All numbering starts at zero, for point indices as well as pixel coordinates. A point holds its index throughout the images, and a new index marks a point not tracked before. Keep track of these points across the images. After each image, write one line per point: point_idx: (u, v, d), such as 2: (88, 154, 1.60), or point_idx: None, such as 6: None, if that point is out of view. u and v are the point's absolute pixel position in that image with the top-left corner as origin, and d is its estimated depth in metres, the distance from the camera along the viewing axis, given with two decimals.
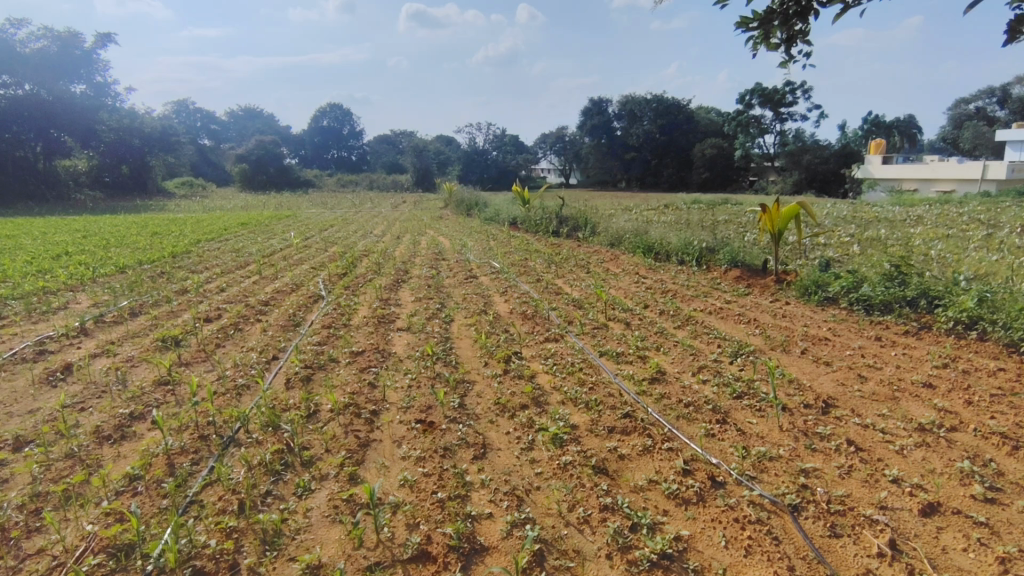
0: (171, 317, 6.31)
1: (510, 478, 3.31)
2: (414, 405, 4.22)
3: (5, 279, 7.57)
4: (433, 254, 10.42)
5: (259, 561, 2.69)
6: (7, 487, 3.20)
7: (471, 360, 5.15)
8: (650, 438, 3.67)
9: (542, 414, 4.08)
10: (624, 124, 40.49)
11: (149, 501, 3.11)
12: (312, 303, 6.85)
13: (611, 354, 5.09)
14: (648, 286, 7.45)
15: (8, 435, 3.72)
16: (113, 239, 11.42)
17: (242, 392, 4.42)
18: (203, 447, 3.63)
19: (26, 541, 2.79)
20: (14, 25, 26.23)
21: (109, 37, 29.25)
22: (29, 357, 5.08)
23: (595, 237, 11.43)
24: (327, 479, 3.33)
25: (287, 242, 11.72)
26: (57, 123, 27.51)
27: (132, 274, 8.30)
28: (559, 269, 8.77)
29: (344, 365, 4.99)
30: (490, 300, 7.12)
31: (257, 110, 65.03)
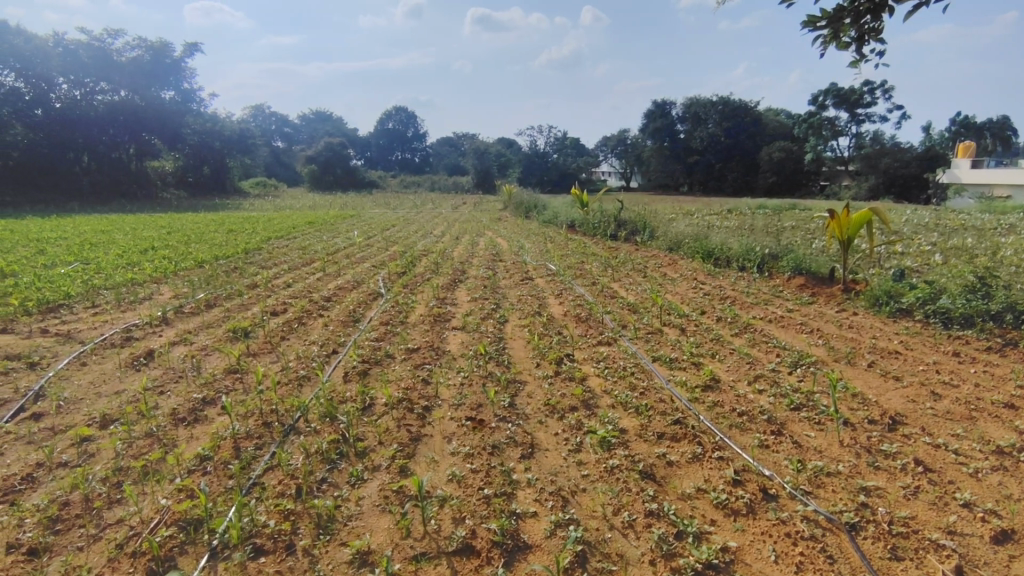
0: (242, 310, 6.69)
1: (556, 479, 3.33)
2: (465, 403, 4.31)
3: (100, 270, 8.24)
4: (490, 255, 10.55)
5: (313, 543, 2.83)
6: (94, 460, 3.50)
7: (523, 360, 5.20)
8: (700, 446, 3.61)
9: (592, 417, 4.07)
10: (688, 127, 39.66)
11: (217, 480, 3.32)
12: (372, 300, 7.08)
13: (664, 360, 5.01)
14: (706, 292, 7.28)
15: (97, 413, 4.07)
16: (193, 236, 12.18)
17: (303, 383, 4.65)
18: (266, 433, 3.85)
19: (107, 511, 3.04)
20: (112, 35, 28.41)
21: (196, 46, 31.22)
22: (118, 342, 5.52)
23: (653, 241, 11.24)
24: (379, 470, 3.46)
25: (351, 240, 12.13)
26: (148, 127, 29.61)
27: (208, 268, 8.85)
28: (614, 273, 8.70)
29: (400, 360, 5.14)
30: (545, 301, 7.15)
31: (327, 114, 67.84)
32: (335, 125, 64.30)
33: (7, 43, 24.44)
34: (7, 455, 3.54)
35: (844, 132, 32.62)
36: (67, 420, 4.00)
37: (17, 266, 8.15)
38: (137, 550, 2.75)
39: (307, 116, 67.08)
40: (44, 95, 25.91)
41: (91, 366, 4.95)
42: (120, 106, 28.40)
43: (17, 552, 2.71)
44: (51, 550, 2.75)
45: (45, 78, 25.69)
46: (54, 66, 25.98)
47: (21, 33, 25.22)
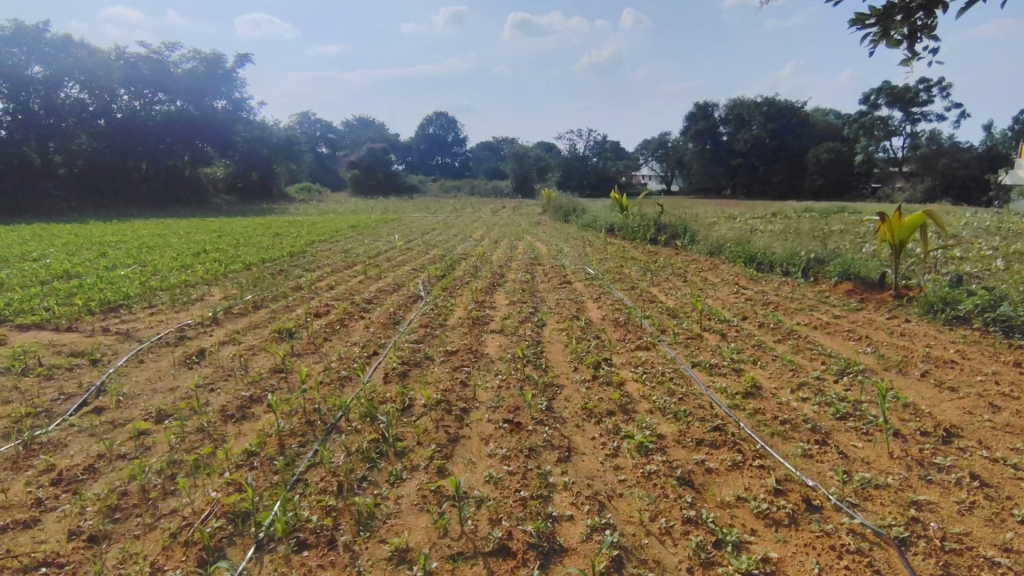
0: (287, 311, 6.91)
1: (593, 483, 3.33)
2: (503, 405, 4.35)
3: (156, 272, 8.64)
4: (528, 259, 10.58)
5: (353, 539, 2.91)
6: (149, 453, 3.68)
7: (560, 363, 5.20)
8: (740, 453, 3.54)
9: (629, 421, 4.05)
10: (731, 129, 38.96)
11: (263, 475, 3.45)
12: (411, 303, 7.21)
13: (704, 365, 4.93)
14: (748, 297, 7.13)
15: (153, 408, 4.27)
16: (242, 239, 12.63)
17: (344, 383, 4.77)
18: (309, 431, 3.97)
19: (162, 502, 3.19)
20: (169, 48, 29.77)
21: (247, 57, 32.38)
22: (172, 341, 5.78)
23: (694, 246, 11.06)
24: (417, 470, 3.52)
25: (391, 244, 12.34)
26: (201, 135, 30.87)
27: (256, 271, 9.17)
28: (654, 277, 8.60)
29: (439, 362, 5.22)
30: (583, 305, 7.13)
31: (370, 120, 69.50)
32: (377, 130, 65.70)
33: (74, 58, 26.05)
34: (72, 446, 3.75)
35: (898, 132, 31.35)
36: (125, 414, 4.22)
37: (81, 268, 8.61)
38: (189, 540, 2.88)
39: (350, 123, 68.59)
40: (106, 106, 27.31)
41: (148, 364, 5.20)
42: (176, 116, 29.68)
43: (79, 539, 2.87)
44: (110, 537, 2.90)
45: (107, 90, 27.06)
46: (115, 78, 27.37)
47: (86, 47, 26.85)
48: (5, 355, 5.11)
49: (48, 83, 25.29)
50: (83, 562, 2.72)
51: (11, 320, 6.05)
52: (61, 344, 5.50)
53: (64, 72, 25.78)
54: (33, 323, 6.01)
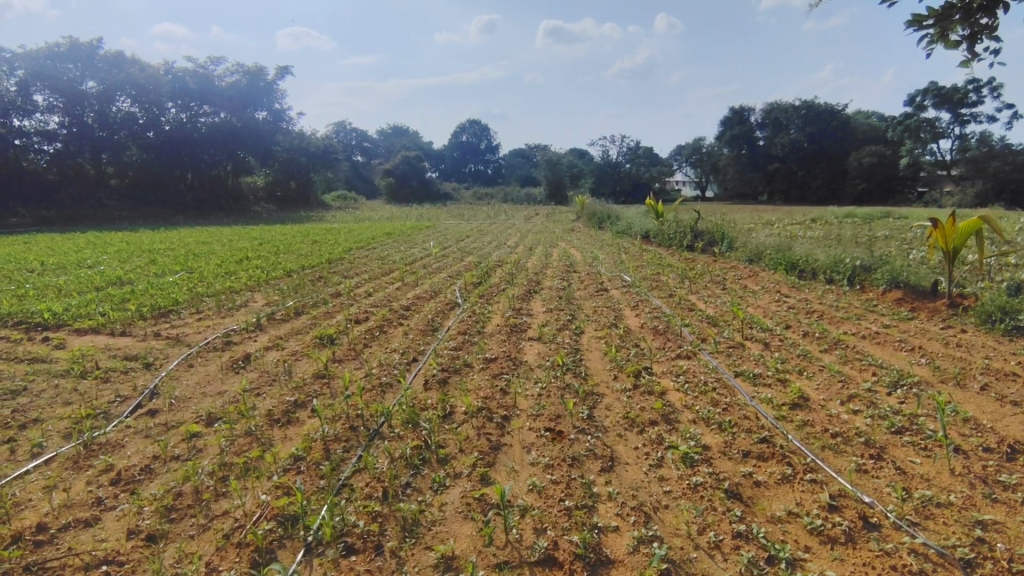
0: (328, 317, 7.05)
1: (637, 494, 3.29)
2: (544, 413, 4.33)
3: (202, 279, 8.89)
4: (564, 266, 10.57)
5: (400, 545, 2.93)
6: (201, 455, 3.79)
7: (600, 372, 5.17)
8: (790, 467, 3.45)
9: (672, 432, 3.99)
10: (768, 133, 38.61)
11: (310, 479, 3.51)
12: (449, 310, 7.26)
13: (748, 375, 4.82)
14: (791, 305, 6.97)
15: (203, 411, 4.40)
16: (283, 247, 12.91)
17: (385, 389, 4.83)
18: (353, 436, 4.02)
19: (214, 503, 3.28)
20: (214, 62, 30.81)
21: (288, 69, 33.25)
22: (219, 345, 5.94)
23: (732, 252, 10.88)
24: (460, 477, 3.53)
25: (427, 251, 12.44)
26: (243, 145, 31.67)
27: (296, 277, 9.37)
28: (692, 285, 8.48)
29: (478, 369, 5.24)
30: (621, 313, 7.07)
31: (405, 129, 70.66)
32: (411, 138, 66.71)
33: (125, 73, 27.30)
34: (128, 447, 3.88)
35: (946, 134, 30.24)
36: (177, 416, 4.36)
37: (133, 275, 8.95)
38: (241, 541, 2.94)
39: (385, 132, 69.74)
40: (156, 119, 28.33)
41: (197, 368, 5.37)
42: (220, 127, 30.66)
43: (138, 538, 2.97)
44: (166, 537, 2.98)
45: (156, 103, 28.22)
46: (164, 92, 28.43)
47: (137, 63, 28.08)
48: (65, 358, 5.33)
49: (102, 98, 26.69)
50: (141, 561, 2.80)
51: (70, 324, 6.32)
52: (116, 349, 5.70)
53: (117, 87, 27.11)
54: (90, 328, 6.26)
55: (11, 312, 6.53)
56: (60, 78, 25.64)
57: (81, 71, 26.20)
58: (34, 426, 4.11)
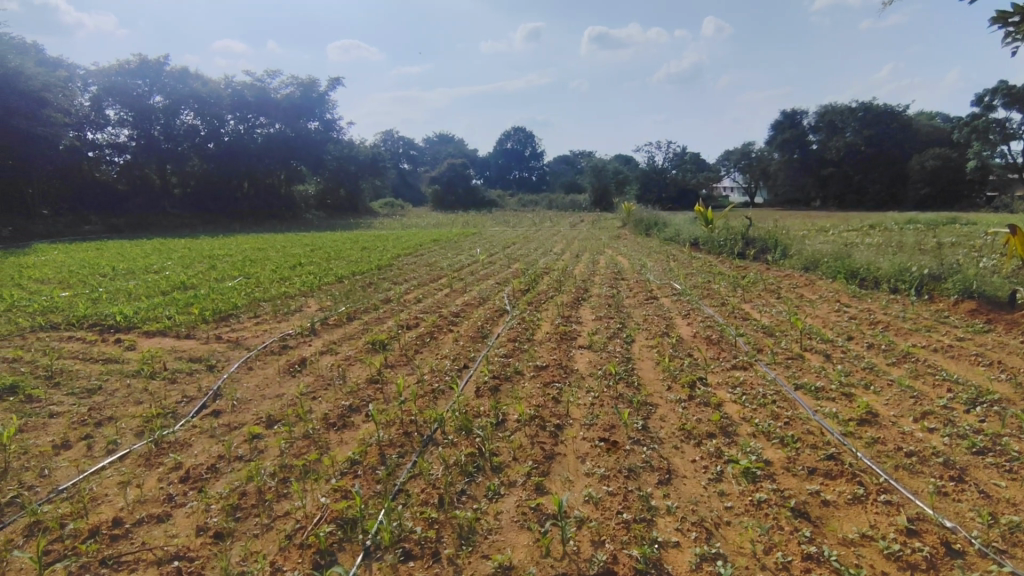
0: (379, 323, 7.17)
1: (697, 509, 3.19)
2: (598, 423, 4.28)
3: (259, 284, 9.20)
4: (612, 273, 10.47)
5: (456, 552, 2.93)
6: (263, 456, 3.89)
7: (653, 382, 5.06)
8: (861, 486, 3.29)
9: (732, 445, 3.87)
10: (822, 137, 37.42)
11: (367, 484, 3.55)
12: (499, 316, 7.28)
13: (809, 389, 4.63)
14: (852, 315, 6.69)
15: (264, 413, 4.53)
16: (333, 253, 13.18)
17: (438, 396, 4.86)
18: (407, 442, 4.05)
19: (277, 504, 3.36)
20: (271, 76, 32.01)
21: (339, 80, 34.19)
22: (276, 349, 6.12)
23: (786, 260, 10.54)
24: (515, 486, 3.52)
25: (475, 258, 12.51)
26: (296, 154, 32.57)
27: (347, 283, 9.59)
28: (745, 293, 8.25)
29: (529, 377, 5.22)
30: (672, 322, 6.92)
31: (451, 137, 71.67)
32: (457, 146, 67.61)
33: (189, 87, 28.69)
34: (194, 446, 4.03)
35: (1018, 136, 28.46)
36: (239, 418, 4.51)
37: (195, 280, 9.34)
38: (304, 542, 3.00)
39: (431, 139, 70.61)
40: (216, 130, 29.78)
41: (256, 371, 5.54)
42: (274, 137, 31.79)
43: (206, 535, 3.06)
44: (232, 535, 3.07)
45: (217, 116, 29.54)
46: (224, 105, 29.89)
47: (200, 78, 29.46)
48: (137, 359, 5.60)
49: (167, 111, 28.06)
50: (210, 557, 2.89)
51: (140, 327, 6.63)
52: (182, 351, 5.95)
53: (180, 101, 28.43)
54: (158, 331, 6.56)
55: (87, 314, 6.90)
56: (130, 94, 26.92)
57: (149, 86, 27.50)
58: (108, 423, 4.31)
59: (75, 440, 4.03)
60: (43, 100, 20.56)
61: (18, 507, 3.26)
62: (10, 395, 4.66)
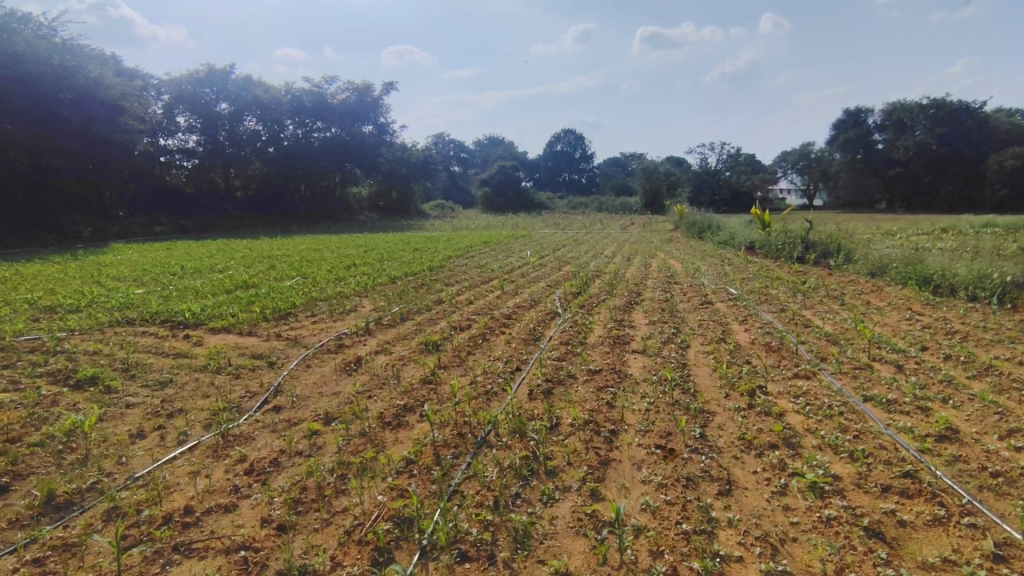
0: (432, 324, 7.26)
1: (761, 523, 3.07)
2: (654, 430, 4.19)
3: (317, 284, 9.46)
4: (664, 276, 10.27)
5: (512, 556, 2.91)
6: (322, 453, 3.98)
7: (710, 389, 4.92)
8: (942, 507, 3.10)
9: (796, 458, 3.71)
10: (889, 136, 35.70)
11: (423, 483, 3.58)
12: (550, 319, 7.25)
13: (880, 401, 4.39)
14: (926, 324, 6.33)
15: (322, 410, 4.64)
16: (386, 254, 13.46)
17: (491, 397, 4.86)
18: (461, 443, 4.06)
19: (336, 500, 3.43)
20: (329, 81, 33.00)
21: (393, 85, 34.91)
22: (333, 348, 6.28)
23: (850, 265, 10.08)
24: (570, 491, 3.47)
25: (525, 260, 12.53)
26: (351, 158, 33.45)
27: (400, 284, 9.74)
28: (806, 299, 7.93)
29: (583, 381, 5.16)
30: (729, 328, 6.72)
31: (501, 140, 72.18)
32: (507, 148, 67.99)
33: (252, 95, 29.95)
34: (258, 440, 4.17)
35: None
36: (299, 414, 4.63)
37: (257, 279, 9.70)
38: (362, 539, 3.05)
39: (481, 142, 71.16)
40: (276, 135, 30.91)
41: (314, 368, 5.70)
42: (331, 141, 32.74)
43: (270, 527, 3.15)
44: (294, 528, 3.15)
45: (277, 121, 30.72)
46: (284, 111, 31.05)
47: (263, 85, 30.71)
48: (204, 354, 5.85)
49: (232, 118, 29.37)
50: (274, 549, 2.98)
51: (207, 323, 6.93)
52: (245, 347, 6.18)
53: (244, 108, 29.73)
54: (223, 327, 6.85)
55: (160, 311, 7.27)
56: (199, 102, 28.39)
57: (216, 94, 28.88)
58: (178, 415, 4.52)
59: (149, 430, 4.24)
60: (121, 108, 21.90)
61: (97, 492, 3.44)
62: (91, 385, 4.95)
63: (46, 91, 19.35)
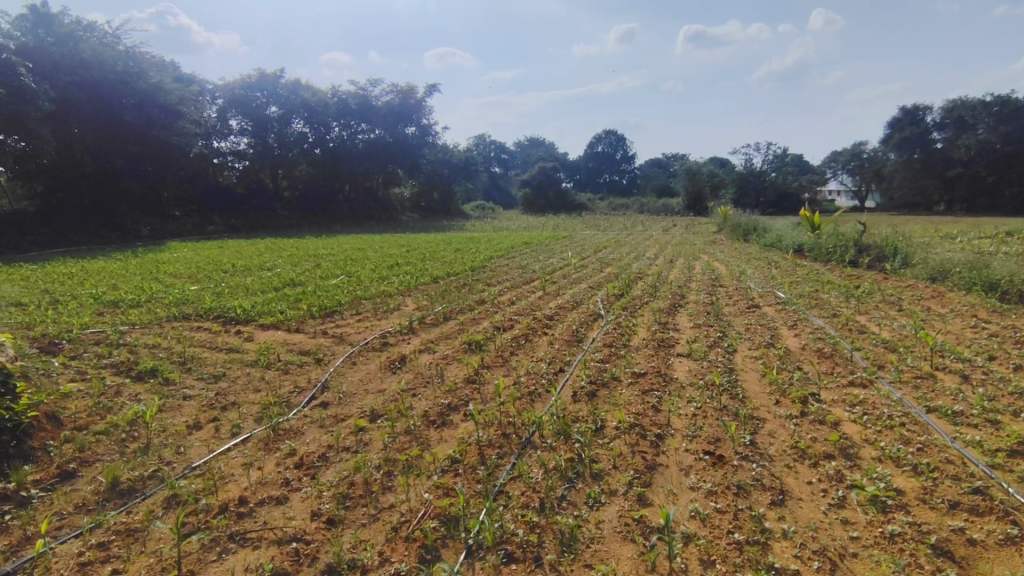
0: (475, 323, 7.30)
1: (818, 536, 2.96)
2: (702, 435, 4.09)
3: (361, 283, 9.60)
4: (709, 279, 10.05)
5: (559, 559, 2.89)
6: (368, 449, 4.04)
7: (760, 395, 4.77)
8: (1017, 527, 2.92)
9: (854, 468, 3.57)
10: (948, 134, 34.02)
11: (468, 483, 3.59)
12: (593, 320, 7.19)
13: (944, 412, 4.18)
14: (993, 332, 6.00)
15: (368, 407, 4.71)
16: (427, 254, 13.59)
17: (535, 398, 4.85)
18: (505, 443, 4.05)
19: (383, 495, 3.47)
20: (373, 84, 33.59)
21: (435, 86, 35.25)
22: (377, 346, 6.37)
23: (907, 269, 9.67)
24: (616, 495, 3.42)
25: (567, 261, 12.47)
26: (394, 159, 33.98)
27: (442, 284, 9.80)
28: (860, 304, 7.64)
29: (627, 384, 5.09)
30: (778, 332, 6.53)
31: (541, 141, 72.16)
32: (548, 149, 67.88)
33: (300, 98, 30.76)
34: (307, 435, 4.26)
35: None
36: (345, 410, 4.72)
37: (304, 277, 9.93)
38: (410, 536, 3.07)
39: (521, 143, 71.34)
40: (322, 137, 31.65)
41: (360, 365, 5.79)
42: (374, 142, 33.33)
43: (320, 520, 3.21)
44: (343, 522, 3.19)
45: (323, 123, 31.47)
46: (330, 113, 31.76)
47: (310, 88, 31.50)
48: (255, 349, 6.03)
49: (280, 120, 30.22)
50: (324, 542, 3.03)
51: (257, 320, 7.13)
52: (293, 344, 6.33)
53: (293, 111, 30.55)
54: (272, 324, 7.03)
55: (213, 307, 7.51)
56: (250, 105, 29.35)
57: (265, 98, 29.79)
58: (232, 407, 4.66)
59: (205, 422, 4.39)
60: (178, 113, 22.92)
61: (158, 480, 3.57)
62: (151, 377, 5.16)
63: (110, 97, 20.27)
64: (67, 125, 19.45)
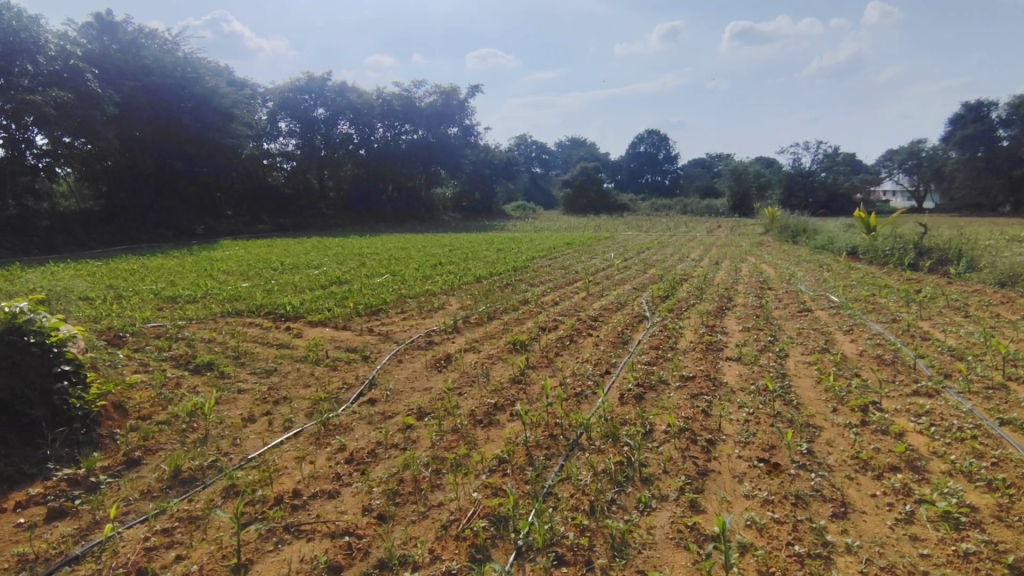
0: (519, 323, 7.29)
1: (885, 552, 2.82)
2: (755, 442, 3.96)
3: (405, 282, 9.72)
4: (758, 281, 9.77)
5: (610, 563, 2.83)
6: (416, 446, 4.06)
7: (815, 402, 4.60)
8: None
9: (922, 482, 3.39)
10: (1016, 132, 32.24)
11: (517, 483, 3.56)
12: (638, 322, 7.08)
13: (1020, 426, 3.94)
14: None
15: (414, 405, 4.74)
16: (470, 254, 13.65)
17: (582, 399, 4.80)
18: (553, 444, 4.02)
19: (431, 493, 3.48)
20: (418, 85, 33.98)
21: (477, 87, 35.43)
22: (423, 344, 6.43)
23: (973, 273, 9.18)
24: (668, 500, 3.34)
25: (609, 262, 12.35)
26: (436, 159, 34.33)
27: (484, 283, 9.82)
28: (922, 309, 7.28)
29: (676, 388, 4.97)
30: (832, 338, 6.28)
31: (583, 141, 71.68)
32: (589, 149, 67.45)
33: (346, 100, 31.42)
34: (356, 431, 4.32)
35: None
36: (392, 407, 4.77)
37: (350, 276, 10.10)
38: (459, 534, 3.07)
39: (562, 143, 70.99)
40: (367, 138, 32.50)
41: (406, 363, 5.85)
42: (417, 143, 33.74)
43: (371, 516, 3.24)
44: (394, 518, 3.22)
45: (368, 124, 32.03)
46: (375, 114, 32.33)
47: (356, 90, 32.13)
48: (304, 346, 6.16)
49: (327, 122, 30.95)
50: (375, 537, 3.05)
51: (305, 317, 7.29)
52: (341, 341, 6.45)
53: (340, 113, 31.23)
54: (320, 321, 7.17)
55: (264, 304, 7.72)
56: (298, 107, 30.16)
57: (313, 100, 30.53)
58: (284, 402, 4.77)
59: (258, 415, 4.50)
60: (231, 116, 23.65)
61: (217, 470, 3.68)
62: (207, 370, 5.33)
63: (169, 101, 21.10)
64: (129, 127, 20.31)
